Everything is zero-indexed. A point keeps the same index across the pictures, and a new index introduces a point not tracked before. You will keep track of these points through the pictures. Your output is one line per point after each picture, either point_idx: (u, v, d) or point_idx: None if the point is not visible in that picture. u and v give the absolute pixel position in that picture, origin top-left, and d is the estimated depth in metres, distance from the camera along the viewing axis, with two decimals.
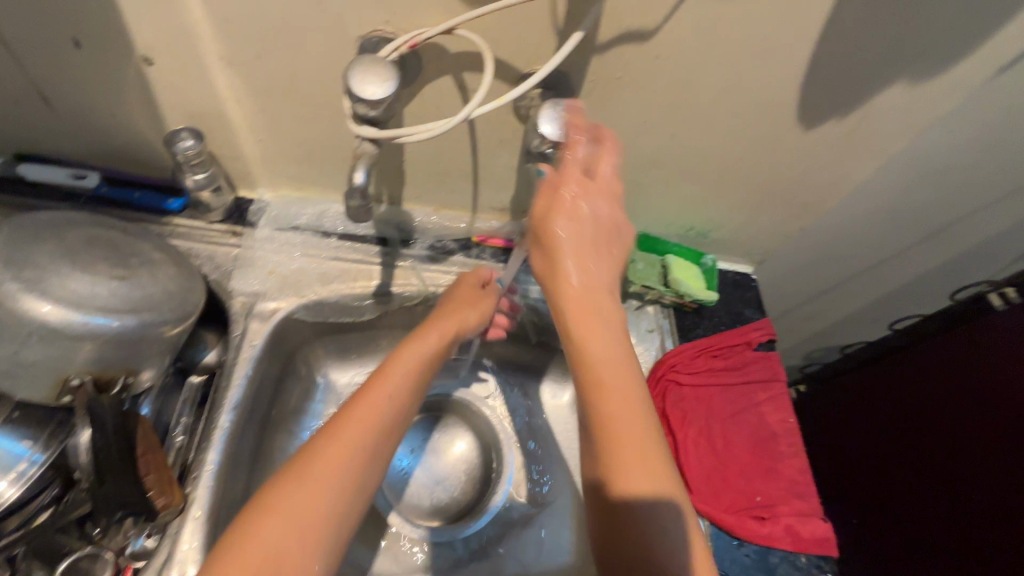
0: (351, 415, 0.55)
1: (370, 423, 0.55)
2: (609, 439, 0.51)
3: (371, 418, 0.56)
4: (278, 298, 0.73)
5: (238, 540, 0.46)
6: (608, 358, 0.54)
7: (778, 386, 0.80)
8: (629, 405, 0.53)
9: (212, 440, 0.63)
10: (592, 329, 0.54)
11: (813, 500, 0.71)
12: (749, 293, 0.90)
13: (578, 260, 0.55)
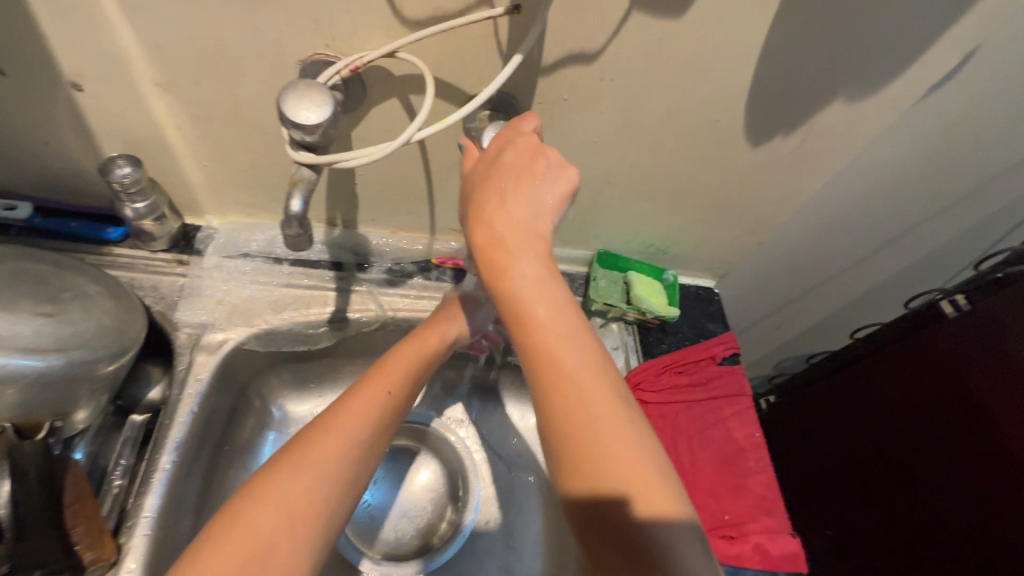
0: (349, 408, 0.55)
1: (369, 418, 0.55)
2: (579, 437, 0.44)
3: (369, 413, 0.55)
4: (227, 328, 0.70)
5: (216, 537, 0.44)
6: (566, 343, 0.47)
7: (744, 401, 0.80)
8: (595, 392, 0.45)
9: (152, 484, 0.59)
10: (545, 317, 0.48)
11: (782, 516, 0.71)
12: (712, 307, 0.90)
13: (519, 246, 0.49)
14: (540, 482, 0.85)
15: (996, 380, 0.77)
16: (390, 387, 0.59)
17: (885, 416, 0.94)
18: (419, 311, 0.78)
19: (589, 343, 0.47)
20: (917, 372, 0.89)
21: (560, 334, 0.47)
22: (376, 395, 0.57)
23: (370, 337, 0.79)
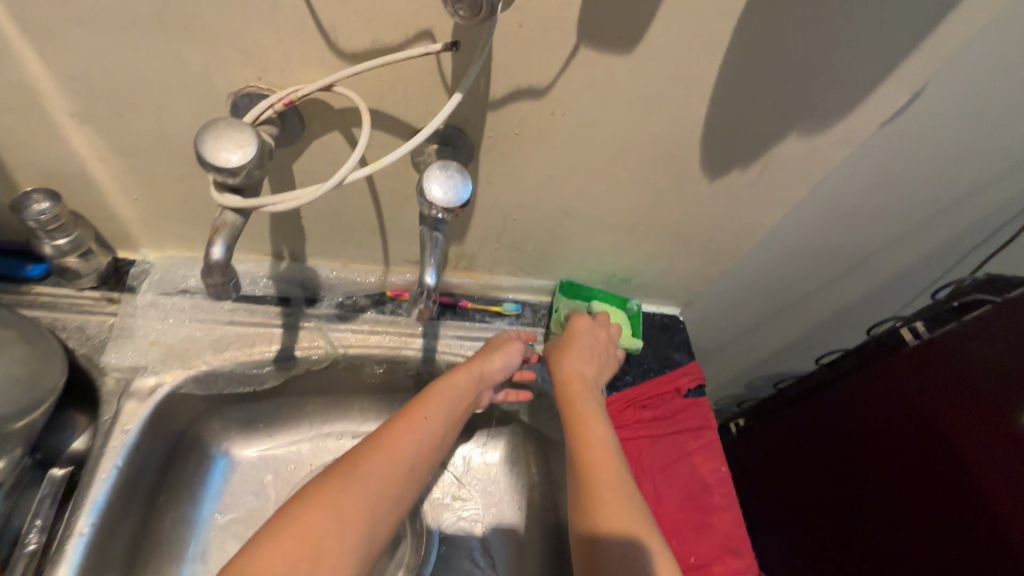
0: (396, 431, 0.57)
1: (413, 440, 0.57)
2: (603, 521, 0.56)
3: (413, 435, 0.58)
4: (161, 371, 0.66)
5: (260, 549, 0.45)
6: (597, 447, 0.62)
7: (710, 433, 0.78)
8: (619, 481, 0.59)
9: (66, 551, 0.54)
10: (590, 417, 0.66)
11: (749, 555, 0.69)
12: (677, 336, 0.89)
13: (575, 373, 0.70)
14: (503, 524, 0.81)
15: (961, 408, 0.76)
16: (439, 411, 0.61)
17: (854, 445, 0.92)
18: (372, 347, 0.74)
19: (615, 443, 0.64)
20: (882, 403, 0.89)
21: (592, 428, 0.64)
22: (419, 418, 0.59)
23: (321, 374, 0.75)
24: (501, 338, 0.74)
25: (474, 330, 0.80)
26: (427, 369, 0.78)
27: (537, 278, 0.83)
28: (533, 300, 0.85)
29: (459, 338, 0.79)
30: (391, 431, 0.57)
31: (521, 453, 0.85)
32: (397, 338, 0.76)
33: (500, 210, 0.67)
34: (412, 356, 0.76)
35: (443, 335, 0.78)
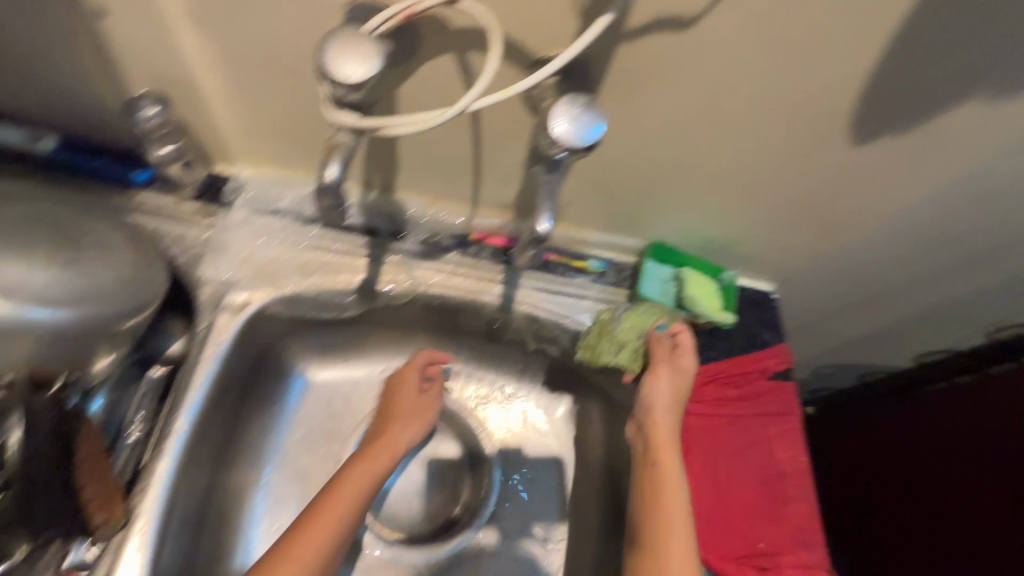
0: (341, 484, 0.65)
1: (358, 490, 0.65)
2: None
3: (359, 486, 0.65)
4: (251, 289, 0.67)
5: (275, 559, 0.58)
6: (670, 488, 0.65)
7: (792, 421, 0.73)
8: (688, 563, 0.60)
9: (166, 446, 0.57)
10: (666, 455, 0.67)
11: (819, 550, 0.66)
12: (768, 314, 0.82)
13: (660, 410, 0.70)
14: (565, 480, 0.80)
15: None
16: (348, 508, 0.63)
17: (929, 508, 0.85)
18: (452, 289, 0.73)
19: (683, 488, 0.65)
20: (991, 452, 0.77)
21: (674, 482, 0.65)
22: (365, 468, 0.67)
23: (399, 310, 0.75)
24: (417, 359, 0.77)
25: (555, 283, 0.77)
26: (503, 319, 0.76)
27: (626, 236, 0.78)
28: (618, 259, 0.80)
29: (538, 290, 0.76)
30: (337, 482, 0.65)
31: (588, 413, 0.82)
32: (476, 283, 0.74)
33: (605, 159, 0.62)
34: (489, 303, 0.74)
35: (523, 284, 0.76)
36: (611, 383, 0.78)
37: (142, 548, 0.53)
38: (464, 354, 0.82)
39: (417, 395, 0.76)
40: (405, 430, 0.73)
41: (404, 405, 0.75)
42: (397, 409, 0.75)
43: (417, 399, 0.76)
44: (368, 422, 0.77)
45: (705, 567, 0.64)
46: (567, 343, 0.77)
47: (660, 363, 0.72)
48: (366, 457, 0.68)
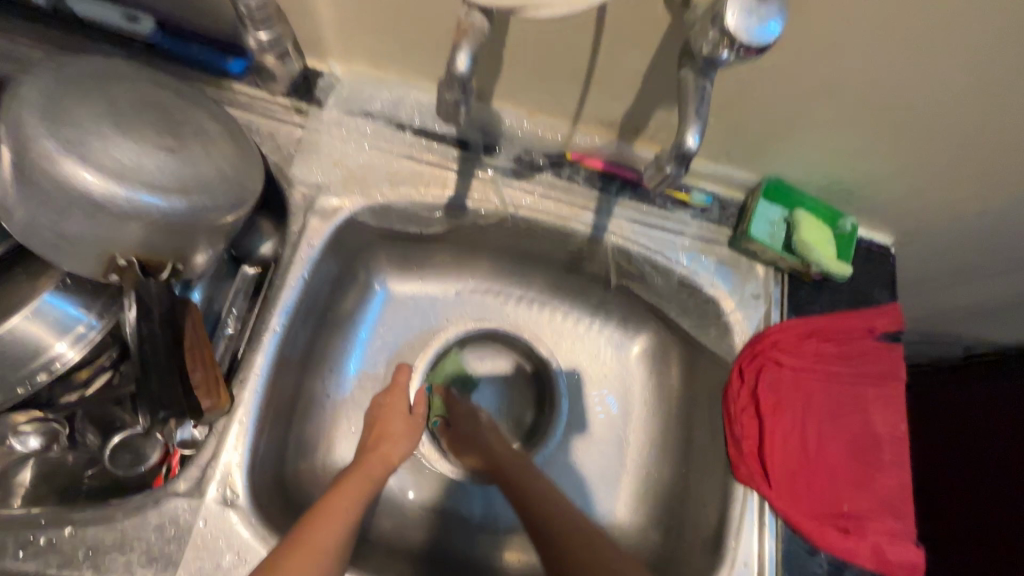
0: (327, 508, 0.54)
1: (346, 514, 0.54)
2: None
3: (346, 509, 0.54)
4: (342, 195, 0.65)
5: None
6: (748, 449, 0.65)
7: (895, 387, 0.68)
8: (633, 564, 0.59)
9: (263, 341, 0.58)
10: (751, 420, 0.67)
11: (906, 520, 0.62)
12: (883, 270, 0.75)
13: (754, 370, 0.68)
14: (634, 416, 0.79)
15: None
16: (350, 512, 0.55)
17: None
18: (542, 213, 0.69)
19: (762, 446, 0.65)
20: None
21: (543, 495, 0.64)
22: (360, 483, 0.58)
23: (483, 230, 0.72)
24: (400, 368, 0.71)
25: (652, 215, 0.71)
26: (590, 250, 0.72)
27: (739, 170, 0.70)
28: (724, 195, 0.73)
29: (633, 223, 0.71)
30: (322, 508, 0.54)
31: (663, 354, 0.80)
32: (568, 208, 0.69)
33: (739, 77, 0.56)
34: (579, 232, 0.70)
35: (619, 215, 0.70)
36: (698, 327, 0.74)
37: (241, 439, 0.54)
38: (540, 283, 0.81)
39: (408, 416, 0.68)
40: (397, 446, 0.64)
41: (390, 413, 0.68)
42: (381, 411, 0.68)
43: (408, 420, 0.67)
44: (438, 345, 0.77)
45: (783, 521, 0.62)
46: (657, 282, 0.73)
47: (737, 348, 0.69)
48: (358, 468, 0.60)
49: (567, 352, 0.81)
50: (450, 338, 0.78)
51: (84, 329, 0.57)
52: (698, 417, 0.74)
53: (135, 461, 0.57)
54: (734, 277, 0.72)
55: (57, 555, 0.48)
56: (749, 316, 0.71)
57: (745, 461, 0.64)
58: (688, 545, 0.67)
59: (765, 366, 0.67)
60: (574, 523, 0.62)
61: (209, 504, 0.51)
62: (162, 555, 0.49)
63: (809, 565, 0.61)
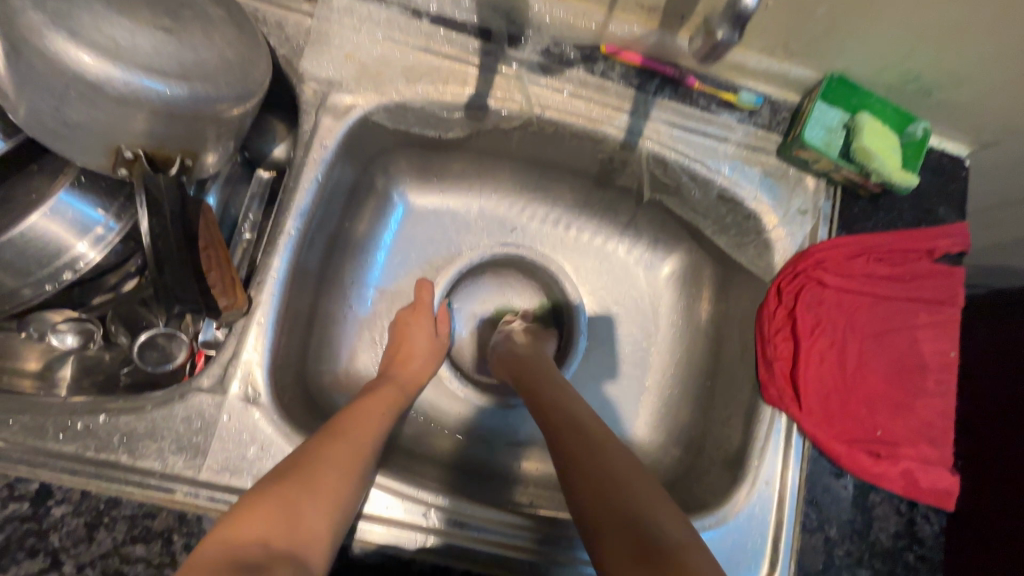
0: (359, 413, 0.53)
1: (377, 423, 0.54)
2: (619, 481, 0.47)
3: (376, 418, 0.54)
4: (356, 92, 0.60)
5: (261, 498, 0.42)
6: (782, 373, 0.62)
7: (950, 312, 0.63)
8: (637, 468, 0.49)
9: (278, 245, 0.57)
10: (788, 342, 0.63)
11: (945, 448, 0.59)
12: (952, 185, 0.67)
13: (797, 291, 0.63)
14: (660, 339, 0.76)
15: None
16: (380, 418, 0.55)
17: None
18: (570, 114, 0.63)
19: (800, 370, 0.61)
20: None
21: (556, 400, 0.58)
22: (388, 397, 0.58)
23: (507, 135, 0.67)
24: (422, 286, 0.71)
25: (694, 119, 0.64)
26: (622, 158, 0.66)
27: (798, 65, 0.62)
28: (777, 96, 0.65)
29: (671, 127, 0.64)
30: (355, 413, 0.53)
31: (694, 274, 0.76)
32: (600, 110, 0.63)
33: None
34: (612, 136, 0.64)
35: (656, 118, 0.64)
36: (735, 245, 0.69)
37: (260, 340, 0.55)
38: (566, 197, 0.76)
39: (432, 336, 0.68)
40: (422, 365, 0.66)
41: (412, 329, 0.68)
42: (403, 326, 0.68)
43: (431, 340, 0.68)
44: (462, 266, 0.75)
45: (810, 444, 0.60)
46: (693, 194, 0.67)
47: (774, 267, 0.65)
48: (386, 384, 0.60)
49: (591, 271, 0.78)
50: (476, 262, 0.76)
51: (102, 231, 0.57)
52: (727, 339, 0.71)
53: (164, 359, 0.57)
54: (779, 190, 0.65)
55: (94, 439, 0.50)
56: (794, 232, 0.65)
57: (775, 382, 0.61)
58: (707, 462, 0.65)
59: (806, 286, 0.63)
60: (580, 422, 0.54)
61: (232, 400, 0.53)
62: (190, 444, 0.51)
63: (833, 487, 0.59)
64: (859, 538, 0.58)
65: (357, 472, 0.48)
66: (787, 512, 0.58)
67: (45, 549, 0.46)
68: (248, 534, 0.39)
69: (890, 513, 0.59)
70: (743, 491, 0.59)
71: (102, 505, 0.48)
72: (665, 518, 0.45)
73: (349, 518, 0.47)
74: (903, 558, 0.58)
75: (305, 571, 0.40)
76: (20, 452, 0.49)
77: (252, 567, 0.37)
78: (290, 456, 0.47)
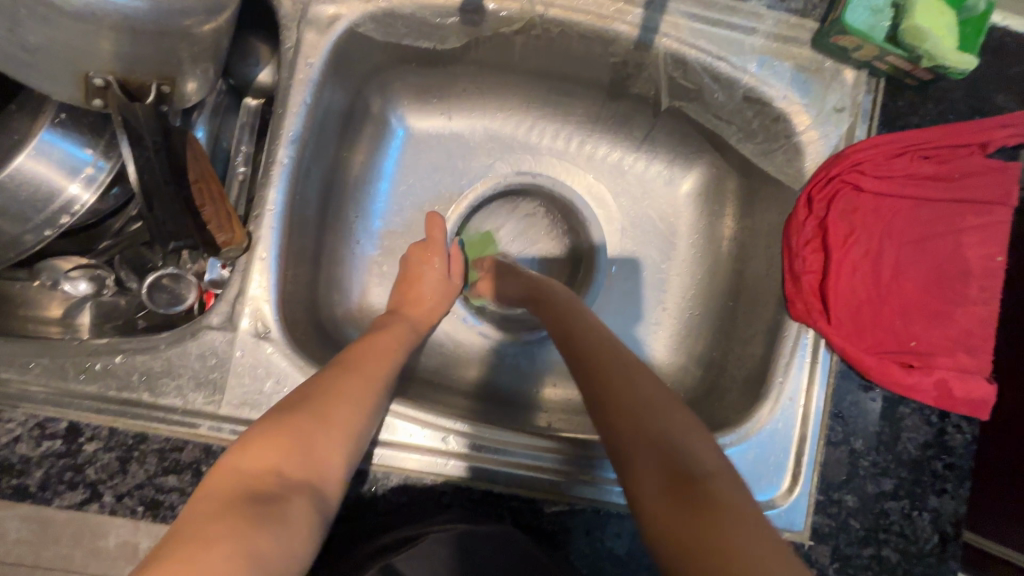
0: (372, 346, 0.53)
1: (389, 356, 0.53)
2: (650, 409, 0.45)
3: (390, 353, 0.53)
4: (339, 1, 0.55)
5: (278, 427, 0.42)
6: (810, 287, 0.58)
7: (1000, 212, 0.57)
8: (673, 401, 0.47)
9: (273, 175, 0.54)
10: (816, 254, 0.59)
11: (985, 357, 0.56)
12: (1014, 69, 0.59)
13: (830, 199, 0.58)
14: (682, 260, 0.73)
15: None
16: (394, 353, 0.54)
17: None
18: (577, 10, 0.57)
19: (832, 282, 0.58)
20: None
21: (587, 330, 0.55)
22: (400, 332, 0.57)
23: (508, 42, 0.61)
24: (433, 221, 0.67)
25: (716, 9, 0.58)
26: (637, 60, 0.60)
27: None
28: None
29: (691, 20, 0.58)
30: (368, 345, 0.53)
31: (716, 191, 0.71)
32: (609, 4, 0.57)
33: None
34: (624, 34, 0.57)
35: (673, 9, 0.57)
36: (762, 152, 0.62)
37: (265, 275, 0.53)
38: (577, 112, 0.70)
39: (443, 278, 0.65)
40: (437, 306, 0.64)
41: (425, 270, 0.65)
42: (415, 267, 0.65)
43: (441, 281, 0.65)
44: (473, 198, 0.73)
45: (839, 358, 0.58)
46: (717, 98, 0.61)
47: (803, 176, 0.60)
48: (399, 319, 0.60)
49: (607, 193, 0.74)
50: (486, 194, 0.73)
51: (92, 171, 0.55)
52: (753, 254, 0.66)
53: (173, 301, 0.56)
54: (813, 86, 0.59)
55: (114, 379, 0.51)
56: (829, 132, 0.59)
57: (802, 296, 0.58)
58: (728, 381, 0.64)
59: (840, 191, 0.58)
60: (615, 351, 0.52)
61: (243, 335, 0.52)
62: (208, 381, 0.51)
63: (861, 400, 0.57)
64: (885, 450, 0.57)
65: (369, 406, 0.47)
66: (811, 426, 0.57)
67: (84, 481, 0.49)
68: (264, 464, 0.39)
69: (920, 425, 0.57)
70: (767, 407, 0.57)
71: (131, 440, 0.50)
72: (700, 448, 0.43)
73: (363, 446, 0.47)
74: (931, 467, 0.57)
75: (323, 499, 0.40)
76: (47, 393, 0.50)
77: (267, 496, 0.37)
78: (300, 387, 0.47)
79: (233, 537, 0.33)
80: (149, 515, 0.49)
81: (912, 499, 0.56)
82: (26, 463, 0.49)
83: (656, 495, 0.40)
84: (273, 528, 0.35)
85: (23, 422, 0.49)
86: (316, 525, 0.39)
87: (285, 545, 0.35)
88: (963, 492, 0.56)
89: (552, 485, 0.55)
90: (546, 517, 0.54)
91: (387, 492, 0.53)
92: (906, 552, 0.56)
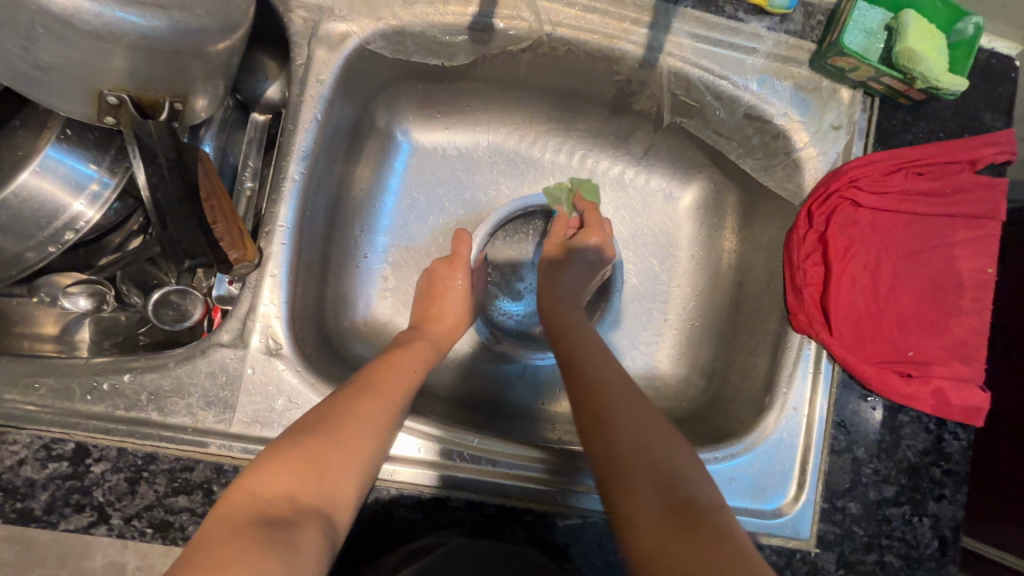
0: (391, 364, 0.53)
1: (410, 375, 0.53)
2: (653, 440, 0.45)
3: (410, 372, 0.53)
4: (350, 19, 0.56)
5: (289, 449, 0.42)
6: (812, 301, 0.60)
7: (990, 225, 0.59)
8: (670, 432, 0.46)
9: (284, 192, 0.54)
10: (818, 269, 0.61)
11: (978, 367, 0.58)
12: (999, 89, 0.62)
13: (833, 217, 0.60)
14: (684, 273, 0.74)
15: None
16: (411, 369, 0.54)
17: None
18: (584, 29, 0.58)
19: (832, 295, 0.59)
20: None
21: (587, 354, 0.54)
22: (423, 350, 0.57)
23: (515, 60, 0.62)
24: (461, 237, 0.66)
25: (718, 30, 0.59)
26: (641, 77, 0.61)
27: None
28: None
29: (694, 40, 0.59)
30: (387, 363, 0.53)
31: (716, 204, 0.72)
32: (616, 24, 0.58)
33: None
34: (629, 53, 0.59)
35: (677, 29, 0.59)
36: (762, 168, 0.64)
37: (276, 292, 0.53)
38: (578, 127, 0.71)
39: (467, 291, 0.65)
40: (456, 325, 0.64)
41: (449, 287, 0.64)
42: (438, 283, 0.65)
43: (466, 294, 0.65)
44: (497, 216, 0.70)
45: (840, 367, 0.59)
46: (718, 115, 0.62)
47: (802, 193, 0.62)
48: (419, 338, 0.59)
49: (610, 206, 0.75)
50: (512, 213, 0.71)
51: (97, 188, 0.54)
52: (753, 267, 0.68)
53: (180, 318, 0.56)
54: (811, 105, 0.61)
55: (122, 399, 0.50)
56: (827, 149, 0.61)
57: (805, 308, 0.60)
58: (732, 391, 0.65)
59: (840, 206, 0.60)
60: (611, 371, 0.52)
61: (254, 353, 0.52)
62: (218, 399, 0.51)
63: (862, 409, 0.59)
64: (886, 458, 0.58)
65: (385, 429, 0.47)
66: (815, 435, 0.58)
67: (91, 504, 0.48)
68: (276, 487, 0.39)
69: (919, 432, 0.59)
70: (772, 417, 0.59)
71: (140, 460, 0.49)
72: (700, 481, 0.43)
73: (376, 469, 0.46)
74: (929, 474, 0.58)
75: (334, 525, 0.40)
76: (51, 414, 0.49)
77: (279, 521, 0.37)
78: (315, 408, 0.46)
79: (247, 559, 0.33)
80: (159, 538, 0.48)
81: (913, 505, 0.58)
82: (31, 487, 0.48)
83: (651, 521, 0.39)
84: (285, 553, 0.35)
85: (27, 445, 0.48)
86: (327, 551, 0.38)
87: (299, 570, 0.35)
88: (960, 497, 0.58)
89: (562, 499, 0.56)
90: (559, 531, 0.54)
91: (400, 505, 0.53)
92: (908, 557, 0.57)
